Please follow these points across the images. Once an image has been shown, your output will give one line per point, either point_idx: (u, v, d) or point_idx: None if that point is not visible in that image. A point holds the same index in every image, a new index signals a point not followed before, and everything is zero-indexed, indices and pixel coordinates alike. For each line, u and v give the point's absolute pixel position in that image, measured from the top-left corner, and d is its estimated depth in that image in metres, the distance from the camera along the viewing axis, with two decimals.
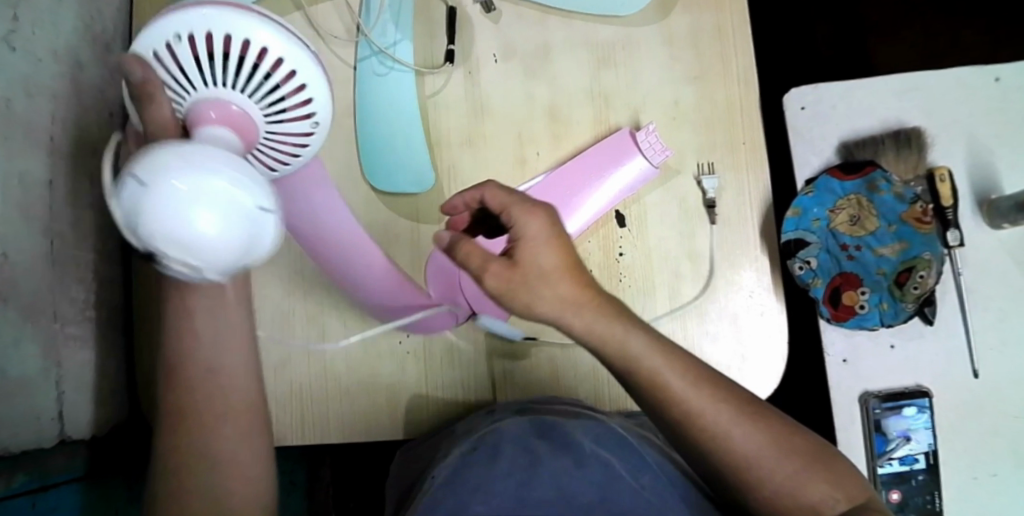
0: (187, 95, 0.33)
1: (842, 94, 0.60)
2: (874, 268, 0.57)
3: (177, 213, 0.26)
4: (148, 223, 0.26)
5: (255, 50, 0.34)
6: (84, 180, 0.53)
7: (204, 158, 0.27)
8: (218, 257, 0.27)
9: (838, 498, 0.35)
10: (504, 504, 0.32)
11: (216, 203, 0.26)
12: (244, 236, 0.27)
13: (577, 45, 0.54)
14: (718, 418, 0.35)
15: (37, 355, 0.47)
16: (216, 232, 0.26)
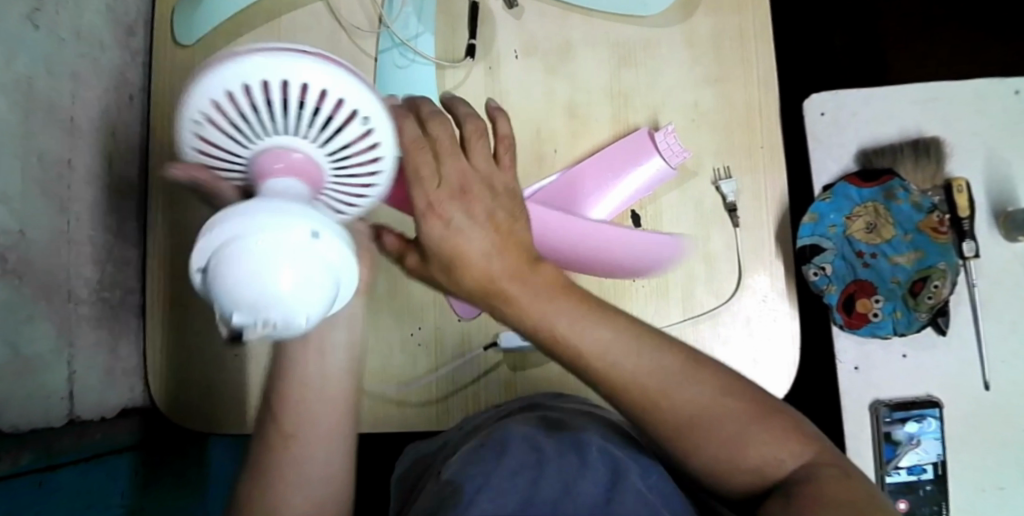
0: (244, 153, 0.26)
1: (863, 102, 0.60)
2: (889, 276, 0.58)
3: (250, 256, 0.22)
4: (223, 288, 0.22)
5: (314, 90, 0.25)
6: (102, 161, 0.53)
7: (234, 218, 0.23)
8: (303, 303, 0.23)
9: (786, 458, 0.31)
10: (506, 500, 0.31)
11: (283, 236, 0.22)
12: (304, 272, 0.22)
13: (598, 43, 0.54)
14: (658, 382, 0.31)
15: (50, 333, 0.48)
16: (284, 285, 0.22)
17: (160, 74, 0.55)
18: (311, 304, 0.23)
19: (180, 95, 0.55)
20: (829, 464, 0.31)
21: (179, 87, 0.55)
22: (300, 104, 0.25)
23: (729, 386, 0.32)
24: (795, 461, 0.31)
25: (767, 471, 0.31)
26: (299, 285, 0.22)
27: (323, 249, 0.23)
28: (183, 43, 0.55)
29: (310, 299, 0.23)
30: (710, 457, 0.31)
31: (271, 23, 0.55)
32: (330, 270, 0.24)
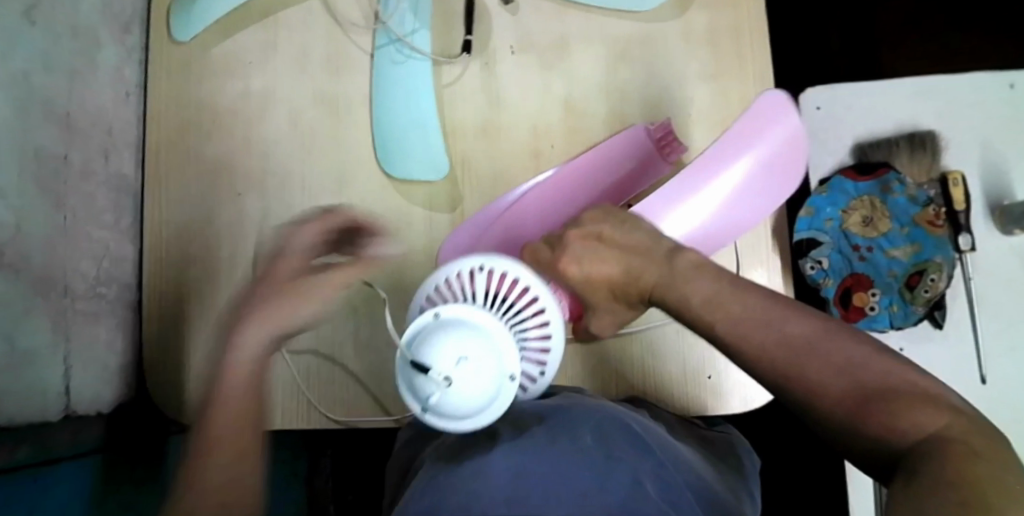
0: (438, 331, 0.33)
1: (857, 96, 0.61)
2: (886, 270, 0.59)
3: (438, 329, 0.32)
4: (406, 353, 0.32)
5: (519, 291, 0.37)
6: (98, 157, 0.53)
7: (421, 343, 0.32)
8: (472, 363, 0.31)
9: (920, 426, 0.25)
10: (501, 481, 0.31)
11: (458, 321, 0.32)
12: (456, 346, 0.31)
13: (594, 39, 0.54)
14: (781, 347, 0.30)
15: (46, 329, 0.48)
16: (453, 357, 0.31)
17: (157, 70, 0.55)
18: (475, 376, 0.30)
19: (178, 92, 0.55)
20: (972, 441, 0.24)
21: (176, 83, 0.55)
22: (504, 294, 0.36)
23: (859, 350, 0.29)
24: (924, 433, 0.25)
25: (891, 440, 0.25)
26: (463, 353, 0.31)
27: (492, 344, 0.32)
28: (179, 39, 0.55)
29: (478, 372, 0.31)
30: (821, 415, 0.28)
31: (267, 19, 0.55)
32: (488, 365, 0.31)
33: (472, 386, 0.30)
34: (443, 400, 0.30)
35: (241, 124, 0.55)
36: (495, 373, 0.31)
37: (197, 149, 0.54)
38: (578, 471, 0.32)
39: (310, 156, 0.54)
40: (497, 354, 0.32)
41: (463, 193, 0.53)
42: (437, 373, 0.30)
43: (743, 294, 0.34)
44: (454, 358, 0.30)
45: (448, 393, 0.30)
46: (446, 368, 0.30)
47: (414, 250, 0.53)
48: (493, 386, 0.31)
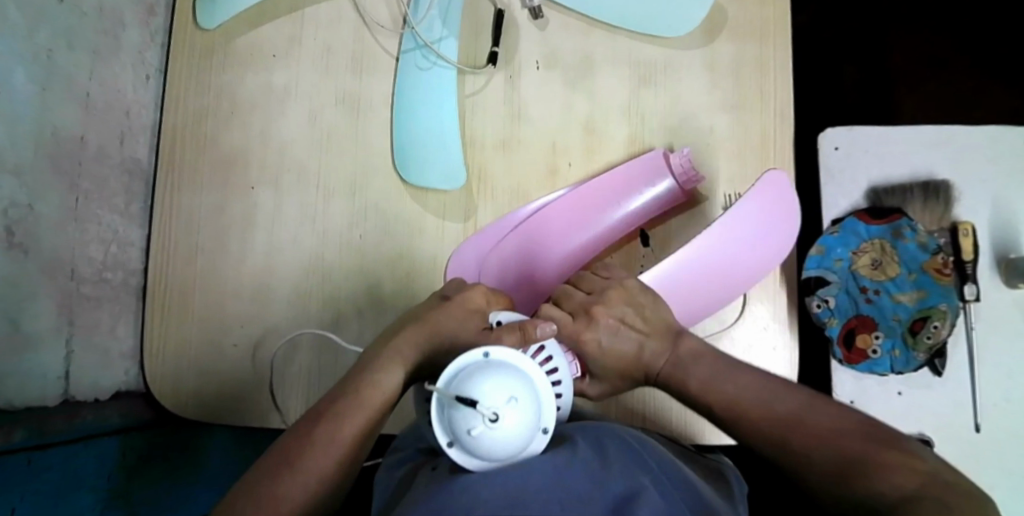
0: (470, 375, 0.34)
1: (874, 140, 0.62)
2: (891, 313, 0.60)
3: (491, 369, 0.34)
4: (452, 388, 0.34)
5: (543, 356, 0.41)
6: (114, 140, 0.53)
7: (467, 380, 0.33)
8: (518, 405, 0.32)
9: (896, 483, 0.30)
10: (500, 492, 0.31)
11: (506, 364, 0.34)
12: (505, 387, 0.33)
13: (619, 60, 0.54)
14: (772, 430, 0.36)
15: (50, 311, 0.47)
16: (503, 394, 0.32)
17: (177, 56, 0.55)
18: (518, 415, 0.32)
19: (198, 79, 0.54)
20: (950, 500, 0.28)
21: (197, 71, 0.55)
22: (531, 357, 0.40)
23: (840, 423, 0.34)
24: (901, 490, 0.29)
25: (874, 494, 0.30)
26: (510, 393, 0.33)
27: (533, 388, 0.34)
28: (204, 26, 0.54)
29: (521, 412, 0.32)
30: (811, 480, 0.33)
31: (295, 14, 0.55)
32: (529, 412, 0.33)
33: (512, 430, 0.32)
34: (483, 435, 0.32)
35: (260, 118, 0.54)
36: (534, 416, 0.33)
37: (213, 140, 0.54)
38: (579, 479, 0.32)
39: (328, 156, 0.54)
40: (536, 403, 0.34)
41: (478, 204, 0.53)
42: (485, 408, 0.32)
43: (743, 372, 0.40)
44: (506, 400, 0.32)
45: (493, 430, 0.31)
46: (495, 406, 0.32)
47: (425, 256, 0.53)
48: (529, 432, 0.33)
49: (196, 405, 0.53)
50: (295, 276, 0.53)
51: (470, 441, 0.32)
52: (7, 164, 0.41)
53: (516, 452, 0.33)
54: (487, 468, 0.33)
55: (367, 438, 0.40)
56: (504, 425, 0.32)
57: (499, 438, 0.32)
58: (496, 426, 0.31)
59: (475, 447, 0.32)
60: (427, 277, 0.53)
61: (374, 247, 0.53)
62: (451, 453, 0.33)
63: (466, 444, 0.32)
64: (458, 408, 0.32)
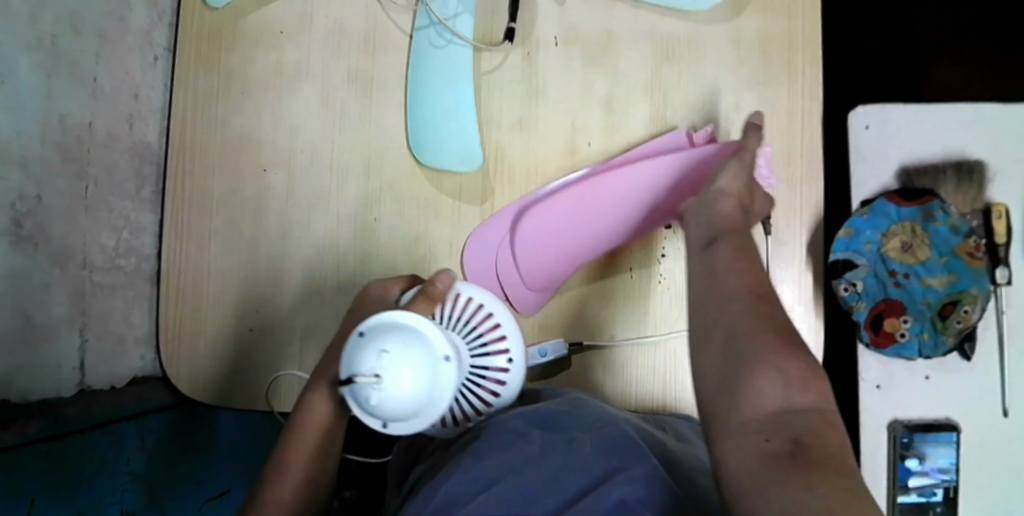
0: (350, 352, 0.34)
1: (921, 116, 0.56)
2: (920, 298, 0.53)
3: (363, 340, 0.33)
4: (343, 368, 0.34)
5: (478, 311, 0.43)
6: (124, 124, 0.52)
7: (350, 358, 0.33)
8: (395, 358, 0.32)
9: (769, 402, 0.29)
10: (496, 499, 0.31)
11: (378, 328, 0.34)
12: (373, 351, 0.33)
13: (641, 35, 0.52)
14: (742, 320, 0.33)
15: (63, 302, 0.47)
16: (380, 357, 0.32)
17: (185, 36, 0.53)
18: (403, 369, 0.32)
19: (207, 60, 0.53)
20: (831, 457, 0.27)
21: (205, 51, 0.53)
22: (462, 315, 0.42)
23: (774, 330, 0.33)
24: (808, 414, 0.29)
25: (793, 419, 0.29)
26: (383, 351, 0.32)
27: (413, 337, 0.33)
28: (211, 5, 0.52)
29: (405, 366, 0.32)
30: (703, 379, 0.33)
31: None
32: (412, 360, 0.33)
33: (404, 383, 0.32)
34: (382, 399, 0.32)
35: (270, 98, 0.53)
36: (422, 361, 0.33)
37: (224, 122, 0.53)
38: (572, 480, 0.32)
39: (341, 137, 0.52)
40: (417, 342, 0.33)
41: (495, 186, 0.52)
42: (365, 377, 0.32)
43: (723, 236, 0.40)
44: (377, 357, 0.32)
45: (383, 389, 0.32)
46: (371, 367, 0.32)
47: (442, 240, 0.52)
48: (427, 373, 0.33)
49: (214, 393, 0.53)
50: (309, 260, 0.53)
51: (378, 408, 0.32)
52: (14, 155, 0.41)
53: (422, 401, 0.33)
54: (417, 422, 0.33)
55: (332, 443, 0.42)
56: (391, 383, 0.32)
57: (394, 395, 0.32)
58: (386, 387, 0.32)
59: (384, 412, 0.32)
60: (445, 261, 0.52)
61: (390, 231, 0.52)
62: (388, 428, 0.34)
63: (380, 413, 0.33)
64: (351, 386, 0.33)
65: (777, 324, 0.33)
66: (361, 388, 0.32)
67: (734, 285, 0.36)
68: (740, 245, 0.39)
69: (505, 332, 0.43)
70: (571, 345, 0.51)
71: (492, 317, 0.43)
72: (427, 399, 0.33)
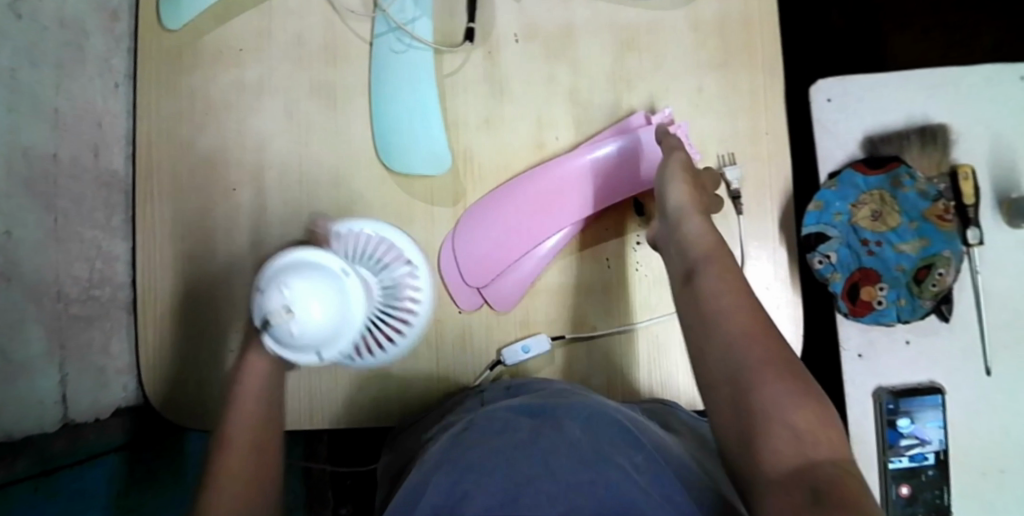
0: (257, 300, 0.36)
1: (876, 85, 0.56)
2: (894, 264, 0.54)
3: (265, 288, 0.35)
4: (256, 317, 0.36)
5: (387, 246, 0.46)
6: (88, 153, 0.51)
7: (259, 304, 0.36)
8: (301, 289, 0.35)
9: (789, 460, 0.32)
10: (491, 491, 0.31)
11: (277, 272, 0.36)
12: (275, 289, 0.35)
13: (600, 26, 0.52)
14: (746, 363, 0.36)
15: (40, 337, 0.46)
16: (285, 294, 0.34)
17: (145, 60, 0.52)
18: (312, 295, 0.35)
19: (168, 82, 0.52)
20: (851, 498, 0.30)
21: (165, 73, 0.52)
22: (370, 250, 0.45)
23: (760, 355, 0.36)
24: (823, 457, 0.32)
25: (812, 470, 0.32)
26: (284, 286, 0.35)
27: (312, 267, 0.36)
28: (169, 27, 0.52)
29: (314, 293, 0.35)
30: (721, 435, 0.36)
31: (262, 4, 0.53)
32: (316, 285, 0.35)
33: (315, 305, 0.35)
34: (302, 328, 0.35)
35: (235, 115, 0.52)
36: (328, 284, 0.35)
37: (190, 143, 0.52)
38: (569, 465, 0.32)
39: (309, 149, 0.52)
40: (314, 272, 0.35)
41: (466, 186, 0.52)
42: (280, 312, 0.34)
43: (709, 264, 0.42)
44: (280, 295, 0.34)
45: (299, 320, 0.34)
46: (278, 305, 0.34)
47: (417, 244, 0.52)
48: (336, 298, 0.36)
49: (198, 416, 0.52)
50: None
51: (300, 338, 0.35)
52: None
53: (338, 317, 0.36)
54: (341, 342, 0.36)
55: (270, 418, 0.42)
56: (304, 307, 0.34)
57: (311, 317, 0.35)
58: (301, 315, 0.34)
59: (309, 339, 0.35)
60: None
61: None
62: (321, 355, 0.37)
63: (305, 343, 0.35)
64: (272, 326, 0.35)
65: (786, 359, 0.36)
66: (279, 324, 0.34)
67: (730, 325, 0.38)
68: (724, 269, 0.42)
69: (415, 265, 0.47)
70: (553, 339, 0.51)
71: (399, 250, 0.47)
72: (341, 319, 0.36)
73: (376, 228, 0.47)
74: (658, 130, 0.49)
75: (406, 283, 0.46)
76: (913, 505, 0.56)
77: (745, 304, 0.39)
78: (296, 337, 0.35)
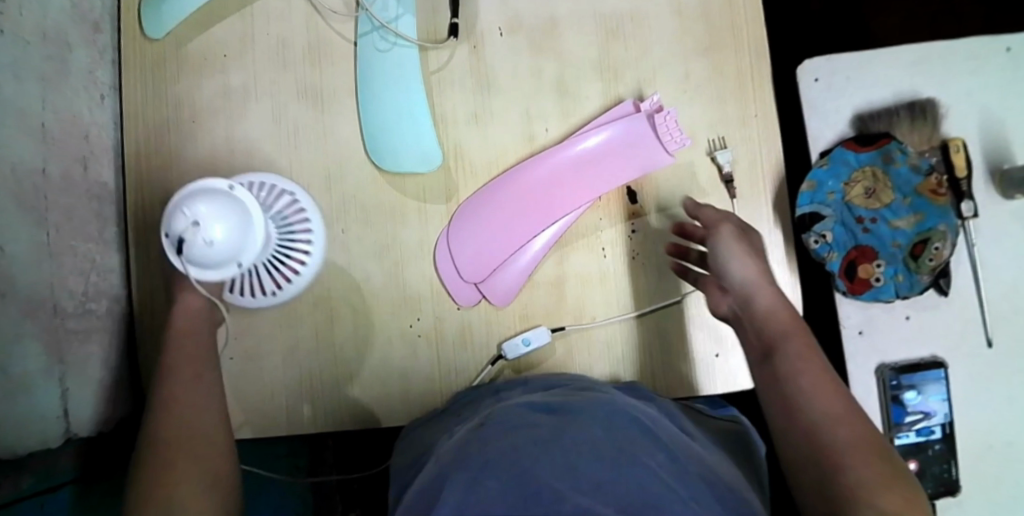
0: (168, 240, 0.42)
1: (864, 62, 0.56)
2: (890, 240, 0.54)
3: (169, 225, 0.42)
4: (175, 253, 0.43)
5: (287, 200, 0.49)
6: (77, 166, 0.51)
7: (173, 242, 0.42)
8: (198, 212, 0.41)
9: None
10: (512, 477, 0.31)
11: (172, 211, 0.42)
12: (178, 219, 0.41)
13: (583, 15, 0.52)
14: (831, 438, 0.37)
15: (38, 352, 0.46)
16: (187, 220, 0.41)
17: (130, 71, 0.52)
18: (210, 212, 0.41)
19: (155, 92, 0.52)
20: None
21: (152, 83, 0.52)
22: (269, 202, 0.48)
23: (845, 435, 0.37)
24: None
25: None
26: (182, 213, 0.41)
27: (198, 193, 0.42)
28: (152, 36, 0.52)
29: (211, 211, 0.41)
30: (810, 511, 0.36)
31: (244, 10, 0.52)
32: (214, 205, 0.41)
33: (215, 220, 0.41)
34: (212, 241, 0.41)
35: (222, 122, 0.52)
36: (219, 201, 0.42)
37: (179, 152, 0.52)
38: (594, 459, 0.32)
39: (299, 152, 0.52)
40: (211, 195, 0.42)
41: (458, 182, 0.52)
42: (189, 236, 0.41)
43: (786, 341, 0.44)
44: (185, 216, 0.41)
45: (207, 235, 0.41)
46: (185, 225, 0.41)
47: (411, 242, 0.51)
48: (232, 210, 0.42)
49: None
50: None
51: (215, 250, 0.42)
52: None
53: (240, 224, 0.43)
54: (252, 245, 0.44)
55: (197, 409, 0.45)
56: (207, 222, 0.41)
57: (216, 231, 0.41)
58: (209, 230, 0.41)
59: (224, 250, 0.42)
60: (417, 262, 0.51)
61: (359, 241, 0.51)
62: (242, 261, 0.44)
63: (223, 255, 0.42)
64: (188, 252, 0.41)
65: (870, 442, 0.37)
66: (195, 245, 0.41)
67: (815, 403, 0.40)
68: (807, 351, 0.43)
69: (312, 222, 0.49)
70: (552, 330, 0.51)
71: (298, 204, 0.49)
72: (246, 225, 0.43)
73: (278, 180, 0.49)
74: (690, 205, 0.50)
75: (296, 230, 0.49)
76: (923, 481, 0.55)
77: (829, 385, 0.41)
78: (212, 250, 0.42)
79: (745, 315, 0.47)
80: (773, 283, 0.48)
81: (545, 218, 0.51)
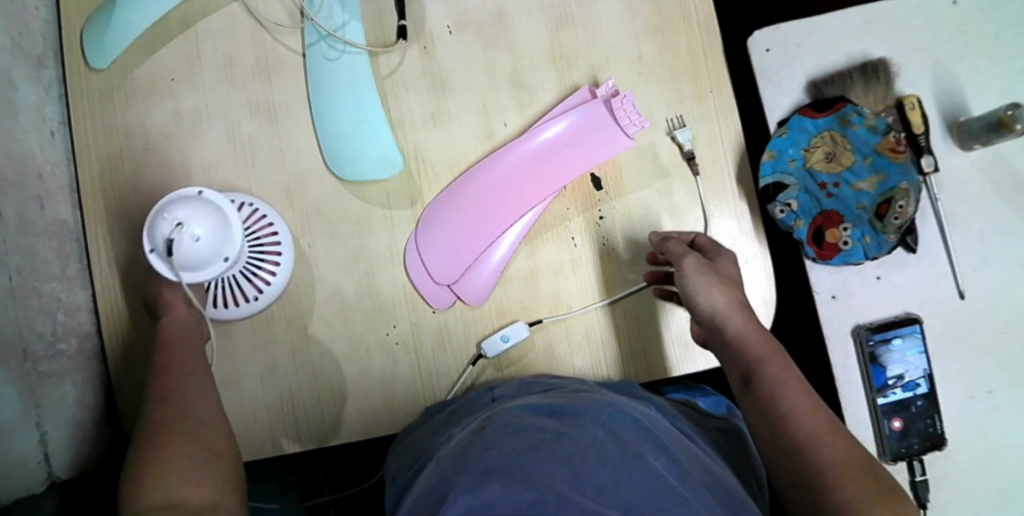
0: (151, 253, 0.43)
1: (812, 28, 0.56)
2: (854, 203, 0.55)
3: (151, 236, 0.42)
4: (165, 267, 0.43)
5: (248, 209, 0.49)
6: (34, 206, 0.50)
7: (156, 252, 0.43)
8: (174, 212, 0.42)
9: None
10: (512, 482, 0.31)
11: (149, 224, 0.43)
12: (156, 226, 0.42)
13: (531, 6, 0.52)
14: (820, 462, 0.39)
15: (12, 398, 0.45)
16: (166, 220, 0.42)
17: (79, 104, 0.51)
18: (186, 208, 0.42)
19: (105, 123, 0.51)
20: None
21: (102, 115, 0.51)
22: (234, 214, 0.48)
23: (836, 457, 0.39)
24: None
25: None
26: (160, 217, 0.42)
27: (167, 200, 0.43)
28: (97, 67, 0.51)
29: (186, 208, 0.42)
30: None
31: (188, 31, 0.52)
32: (186, 202, 0.43)
33: (194, 215, 0.42)
34: (195, 234, 0.42)
35: (177, 147, 0.51)
36: (190, 199, 0.43)
37: (136, 181, 0.51)
38: (594, 465, 0.32)
39: (257, 170, 0.51)
40: (188, 197, 0.43)
41: (422, 184, 0.51)
42: (172, 235, 0.42)
43: (763, 365, 0.45)
44: (168, 220, 0.42)
45: (191, 228, 0.42)
46: (169, 227, 0.42)
47: (378, 249, 0.51)
48: (206, 203, 0.43)
49: None
50: None
51: (203, 243, 0.43)
52: None
53: (216, 215, 0.44)
54: (234, 235, 0.45)
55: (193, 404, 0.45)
56: (186, 218, 0.42)
57: (195, 225, 0.42)
58: (190, 223, 0.42)
59: (209, 241, 0.43)
60: (386, 270, 0.51)
61: (326, 254, 0.51)
62: (228, 254, 0.45)
63: (210, 248, 0.43)
64: (176, 253, 0.42)
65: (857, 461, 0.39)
66: (180, 244, 0.42)
67: (799, 426, 0.41)
68: (783, 366, 0.45)
69: (277, 226, 0.49)
70: (530, 325, 0.50)
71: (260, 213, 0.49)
72: (223, 216, 0.44)
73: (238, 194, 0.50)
74: (656, 239, 0.49)
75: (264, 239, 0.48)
76: (907, 438, 0.55)
77: (807, 403, 0.42)
78: (199, 244, 0.43)
79: (722, 343, 0.46)
80: (745, 309, 0.47)
81: (513, 213, 0.51)
